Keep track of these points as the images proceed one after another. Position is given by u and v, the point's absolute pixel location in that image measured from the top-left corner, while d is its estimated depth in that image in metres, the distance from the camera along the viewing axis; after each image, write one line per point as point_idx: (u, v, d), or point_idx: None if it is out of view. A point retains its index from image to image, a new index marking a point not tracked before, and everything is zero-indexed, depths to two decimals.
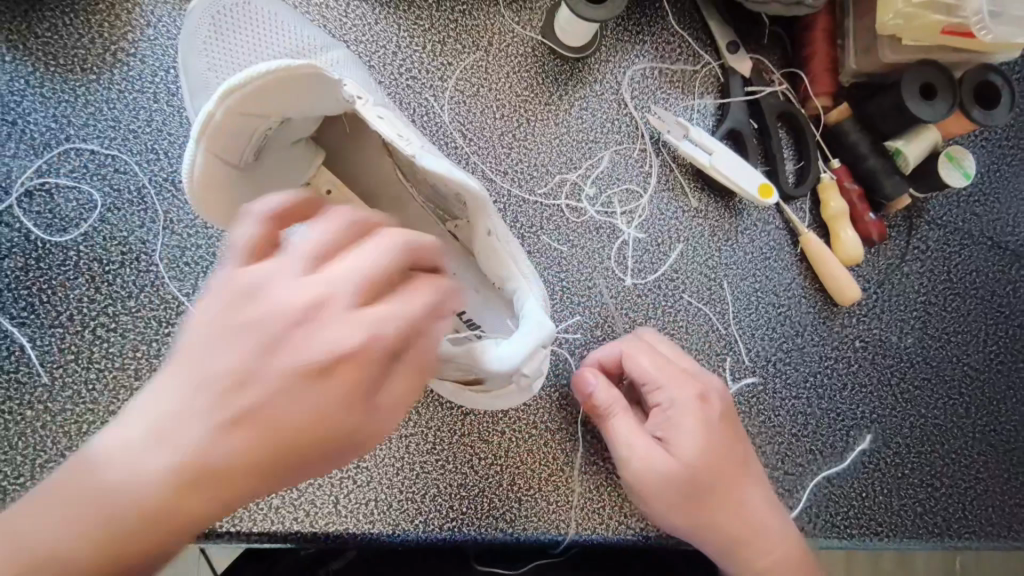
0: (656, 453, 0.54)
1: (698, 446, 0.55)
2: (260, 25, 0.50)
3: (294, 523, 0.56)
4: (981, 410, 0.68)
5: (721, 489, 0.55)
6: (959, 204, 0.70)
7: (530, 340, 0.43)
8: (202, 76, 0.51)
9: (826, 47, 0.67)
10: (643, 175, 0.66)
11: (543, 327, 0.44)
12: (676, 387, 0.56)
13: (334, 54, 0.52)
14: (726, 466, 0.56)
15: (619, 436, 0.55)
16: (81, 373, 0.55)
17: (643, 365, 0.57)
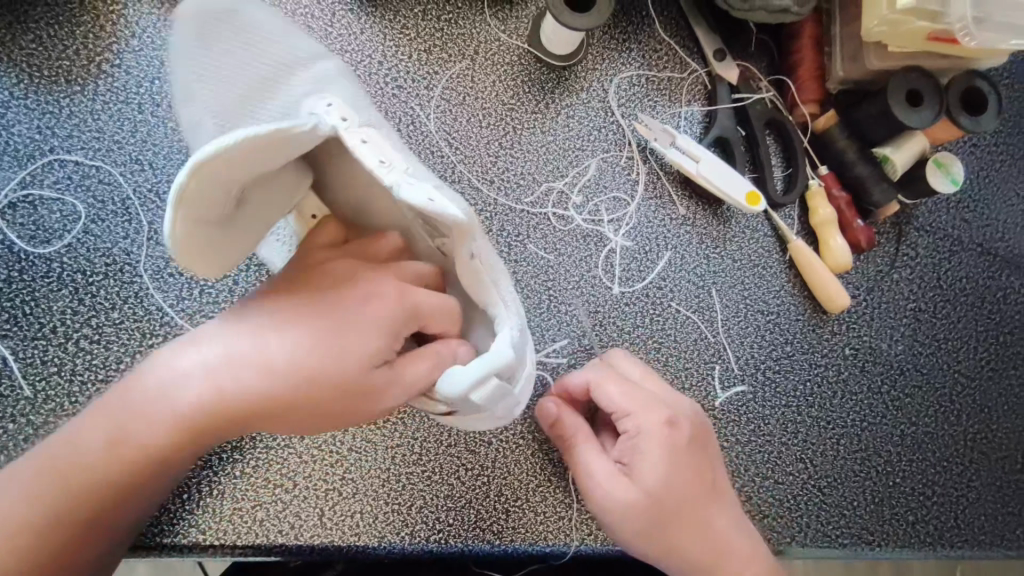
0: (613, 483, 0.54)
1: (662, 475, 0.54)
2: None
3: (279, 536, 0.56)
4: (972, 417, 0.67)
5: (683, 518, 0.55)
6: (948, 211, 0.69)
7: (487, 370, 0.43)
8: None
9: (813, 54, 0.66)
10: (630, 183, 0.65)
11: (503, 357, 0.44)
12: (642, 414, 0.55)
13: (323, 65, 0.47)
14: (687, 493, 0.55)
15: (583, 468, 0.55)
16: (63, 386, 0.54)
17: (615, 394, 0.56)
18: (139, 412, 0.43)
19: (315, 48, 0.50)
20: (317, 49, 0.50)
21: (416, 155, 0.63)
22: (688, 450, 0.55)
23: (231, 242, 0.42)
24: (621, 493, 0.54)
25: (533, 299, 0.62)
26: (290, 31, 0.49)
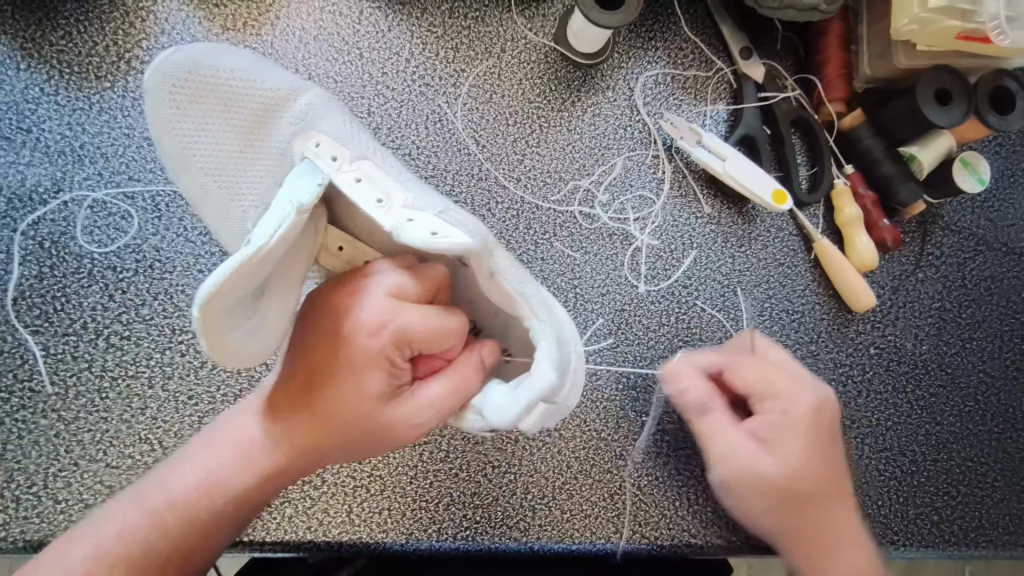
0: (775, 460, 0.53)
1: (801, 458, 0.53)
2: (227, 90, 0.47)
3: (307, 532, 0.56)
4: (997, 417, 0.67)
5: (815, 499, 0.53)
6: (973, 210, 0.69)
7: (527, 398, 0.41)
8: (178, 156, 0.47)
9: (839, 53, 0.66)
10: (656, 181, 0.65)
11: (540, 382, 0.41)
12: (786, 395, 0.54)
13: (306, 102, 0.50)
14: (826, 479, 0.53)
15: (716, 435, 0.54)
16: (94, 382, 0.54)
17: (748, 372, 0.55)
18: (182, 472, 0.47)
19: (290, 79, 0.51)
20: (291, 82, 0.50)
21: (443, 153, 0.63)
22: (828, 436, 0.54)
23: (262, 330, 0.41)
24: (744, 467, 0.53)
25: (560, 297, 0.62)
26: (259, 71, 0.49)
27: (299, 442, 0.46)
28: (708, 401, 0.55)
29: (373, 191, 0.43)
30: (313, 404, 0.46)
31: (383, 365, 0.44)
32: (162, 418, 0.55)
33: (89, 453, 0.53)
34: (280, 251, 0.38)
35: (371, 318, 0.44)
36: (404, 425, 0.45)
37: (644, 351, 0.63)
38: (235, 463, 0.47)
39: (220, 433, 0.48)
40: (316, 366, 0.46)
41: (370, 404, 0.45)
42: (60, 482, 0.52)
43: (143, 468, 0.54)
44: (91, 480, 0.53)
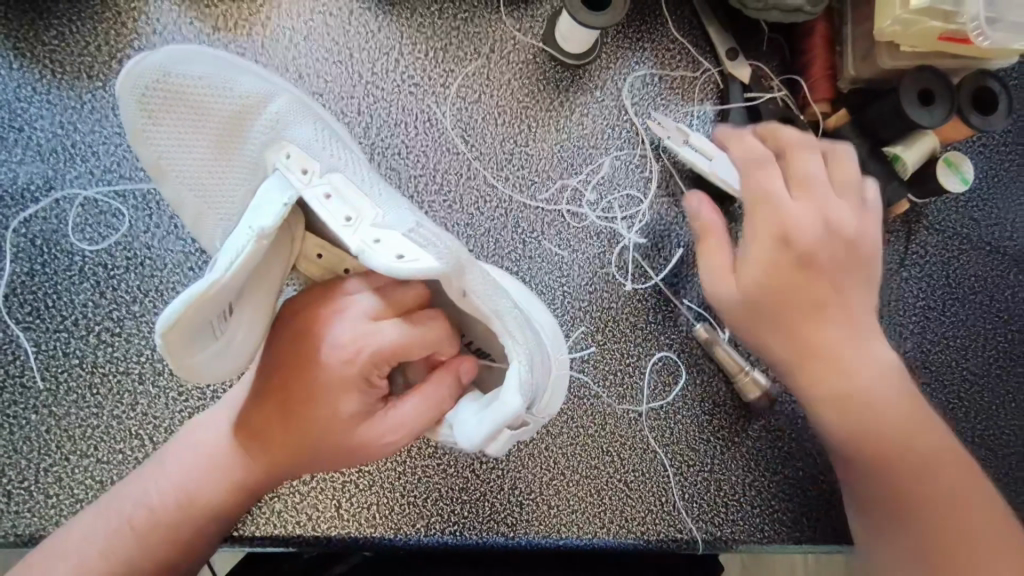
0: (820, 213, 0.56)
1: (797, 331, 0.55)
2: (197, 98, 0.49)
3: (296, 527, 0.57)
4: (980, 414, 0.68)
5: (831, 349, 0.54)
6: (957, 210, 0.70)
7: (492, 424, 0.42)
8: (153, 163, 0.49)
9: (825, 53, 0.67)
10: (644, 180, 0.66)
11: (506, 411, 0.41)
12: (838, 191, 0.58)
13: (279, 105, 0.51)
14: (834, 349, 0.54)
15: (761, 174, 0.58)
16: (85, 378, 0.55)
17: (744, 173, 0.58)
18: (160, 486, 0.48)
19: (264, 82, 0.52)
20: (264, 87, 0.52)
21: (432, 153, 0.63)
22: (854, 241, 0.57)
23: (242, 345, 0.44)
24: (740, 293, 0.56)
25: (548, 295, 0.63)
26: (232, 75, 0.50)
27: (275, 457, 0.48)
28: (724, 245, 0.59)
29: (342, 209, 0.46)
30: (288, 423, 0.47)
31: (359, 386, 0.46)
32: (153, 413, 0.55)
33: (80, 449, 0.54)
34: (245, 274, 0.41)
35: (349, 340, 0.46)
36: (378, 445, 0.47)
37: (631, 348, 0.64)
38: (213, 477, 0.48)
39: (195, 444, 0.49)
40: (293, 387, 0.47)
41: (344, 425, 0.46)
42: (51, 477, 0.53)
43: (134, 463, 0.54)
44: (82, 475, 0.53)
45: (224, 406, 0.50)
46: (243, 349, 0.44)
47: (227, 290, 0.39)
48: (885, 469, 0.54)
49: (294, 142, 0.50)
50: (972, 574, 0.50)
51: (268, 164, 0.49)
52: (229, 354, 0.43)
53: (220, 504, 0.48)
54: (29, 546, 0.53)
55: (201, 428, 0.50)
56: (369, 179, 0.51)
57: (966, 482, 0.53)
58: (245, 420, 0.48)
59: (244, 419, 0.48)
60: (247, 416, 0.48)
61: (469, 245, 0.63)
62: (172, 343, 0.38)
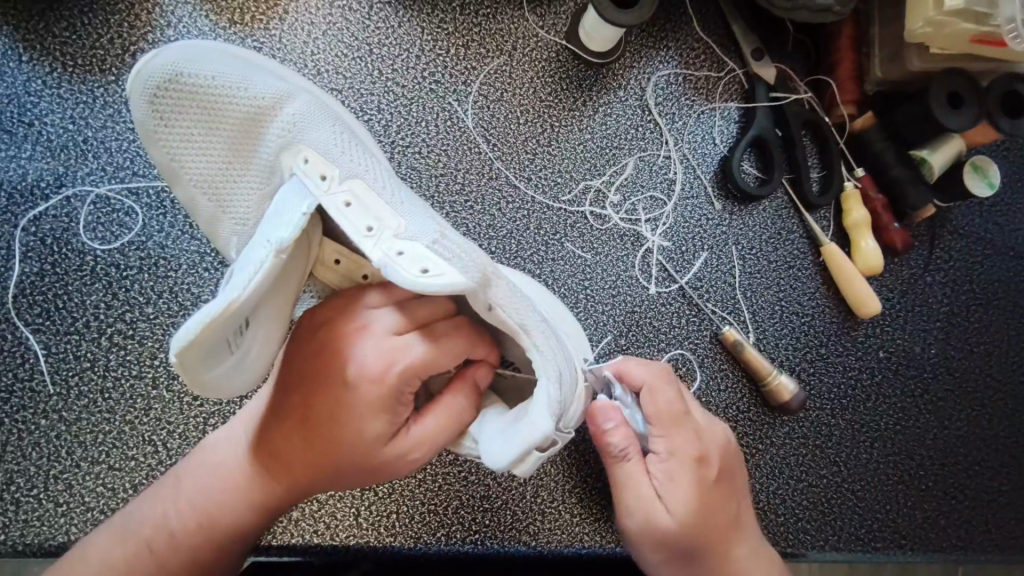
0: (669, 446, 0.51)
1: (694, 509, 0.50)
2: (208, 100, 0.46)
3: (314, 536, 0.56)
4: (1003, 421, 0.67)
5: (720, 540, 0.51)
6: (982, 214, 0.69)
7: (521, 446, 0.40)
8: (167, 166, 0.48)
9: (851, 55, 0.66)
10: (667, 182, 0.65)
11: (536, 432, 0.40)
12: (673, 440, 0.51)
13: (294, 106, 0.48)
14: (724, 513, 0.51)
15: (622, 474, 0.51)
16: (97, 382, 0.53)
17: (643, 487, 0.51)
18: (179, 501, 0.46)
19: (280, 82, 0.49)
20: (279, 86, 0.49)
21: (453, 152, 0.62)
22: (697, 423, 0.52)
23: (256, 358, 0.42)
24: (641, 516, 0.50)
25: (570, 298, 0.62)
26: (245, 76, 0.48)
27: (298, 473, 0.46)
28: (626, 448, 0.51)
29: (364, 217, 0.43)
30: (310, 440, 0.45)
31: (383, 405, 0.44)
32: (167, 419, 0.53)
33: (92, 454, 0.52)
34: (264, 288, 0.39)
35: (371, 357, 0.44)
36: (402, 462, 0.45)
37: (655, 353, 0.62)
38: (234, 498, 0.46)
39: (213, 459, 0.48)
40: (313, 404, 0.45)
41: (368, 443, 0.45)
42: (62, 484, 0.51)
43: (147, 470, 0.53)
44: (94, 482, 0.52)
45: (241, 421, 0.49)
46: (256, 364, 0.42)
47: (245, 307, 0.37)
48: None
49: (311, 147, 0.47)
50: None
51: (286, 168, 0.47)
52: (242, 370, 0.41)
53: (240, 521, 0.47)
54: (39, 556, 0.51)
55: (219, 443, 0.49)
56: (390, 183, 0.48)
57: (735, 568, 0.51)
58: (262, 437, 0.47)
59: (262, 436, 0.47)
60: (265, 433, 0.47)
61: (491, 247, 0.61)
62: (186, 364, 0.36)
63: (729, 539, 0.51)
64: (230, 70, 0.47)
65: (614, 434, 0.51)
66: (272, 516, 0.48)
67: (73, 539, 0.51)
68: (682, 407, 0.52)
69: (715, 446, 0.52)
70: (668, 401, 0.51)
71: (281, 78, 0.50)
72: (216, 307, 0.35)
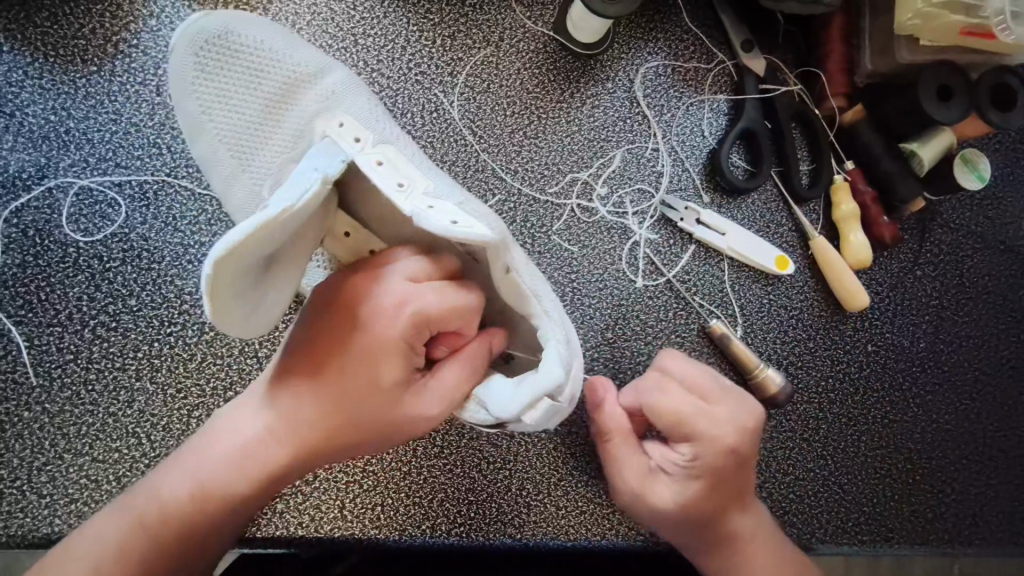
0: (679, 433, 0.52)
1: (697, 492, 0.52)
2: (254, 61, 0.48)
3: (298, 528, 0.56)
4: (991, 415, 0.67)
5: (730, 514, 0.53)
6: (972, 207, 0.69)
7: (532, 394, 0.41)
8: (196, 119, 0.48)
9: (841, 47, 0.65)
10: (655, 175, 0.64)
11: (551, 376, 0.41)
12: (686, 431, 0.52)
13: (332, 80, 0.51)
14: (729, 491, 0.53)
15: (619, 463, 0.54)
16: (80, 374, 0.53)
17: (633, 471, 0.53)
18: (179, 477, 0.45)
19: (319, 55, 0.52)
20: (318, 58, 0.51)
21: (439, 144, 0.61)
22: (695, 412, 0.52)
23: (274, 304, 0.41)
24: (636, 495, 0.53)
25: (556, 291, 0.62)
26: (292, 47, 0.50)
27: (302, 433, 0.44)
28: (619, 425, 0.54)
29: (393, 175, 0.43)
30: (318, 398, 0.44)
31: (393, 352, 0.43)
32: (150, 411, 0.53)
33: (75, 447, 0.52)
34: (300, 217, 0.38)
35: (386, 301, 0.43)
36: (417, 415, 0.44)
37: (641, 346, 0.62)
38: (236, 466, 0.45)
39: (214, 431, 0.46)
40: (321, 361, 0.44)
41: (382, 395, 0.44)
42: (45, 476, 0.51)
43: (130, 463, 0.52)
44: (77, 475, 0.52)
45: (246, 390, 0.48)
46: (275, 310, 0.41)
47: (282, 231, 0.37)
48: None
49: (346, 115, 0.49)
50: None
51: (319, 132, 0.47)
52: (262, 312, 0.40)
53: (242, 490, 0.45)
54: (23, 548, 0.51)
55: (222, 414, 0.48)
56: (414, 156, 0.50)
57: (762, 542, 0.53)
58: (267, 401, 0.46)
59: (267, 400, 0.46)
60: (270, 397, 0.46)
61: None
62: (214, 288, 0.35)
63: (733, 517, 0.53)
64: (278, 41, 0.50)
65: (610, 410, 0.55)
66: (279, 483, 0.46)
67: (57, 531, 0.51)
68: (691, 406, 0.52)
69: (730, 433, 0.52)
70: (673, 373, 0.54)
71: (321, 55, 0.52)
72: (263, 218, 0.34)
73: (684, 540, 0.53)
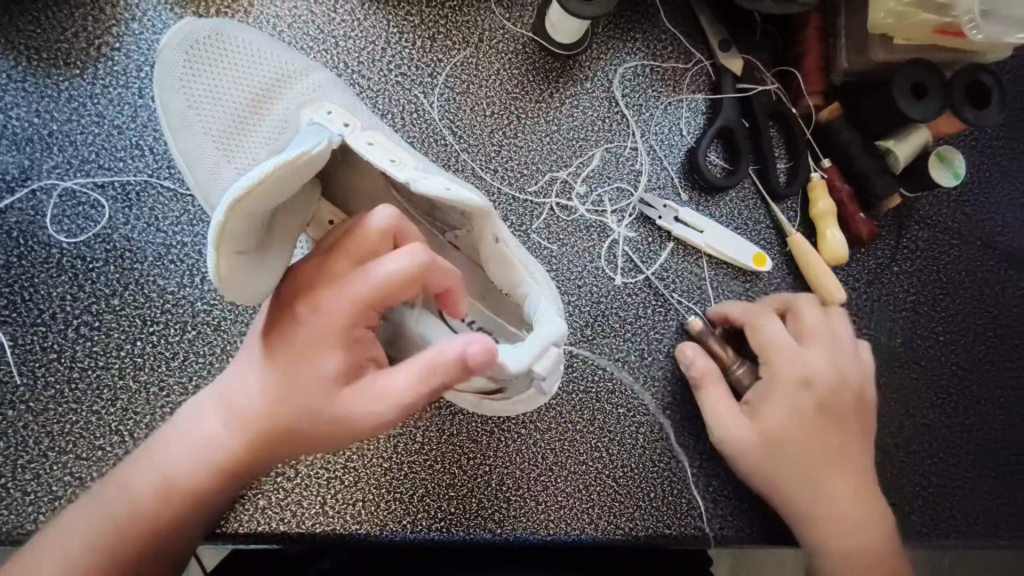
0: (775, 372, 0.58)
1: (783, 425, 0.56)
2: (240, 58, 0.51)
3: (280, 524, 0.56)
4: (968, 409, 0.68)
5: (829, 464, 0.56)
6: (949, 204, 0.70)
7: (541, 342, 0.42)
8: (182, 113, 0.50)
9: (818, 45, 0.66)
10: (634, 173, 0.65)
11: (556, 327, 0.43)
12: (776, 365, 0.58)
13: (316, 78, 0.53)
14: (825, 437, 0.57)
15: (713, 397, 0.59)
16: (64, 373, 0.54)
17: (733, 403, 0.58)
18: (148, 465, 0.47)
19: (301, 59, 0.54)
20: (303, 61, 0.54)
21: (419, 144, 0.62)
22: (820, 345, 0.59)
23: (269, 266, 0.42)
24: (727, 426, 0.57)
25: None
26: (277, 50, 0.53)
27: (265, 419, 0.45)
28: (710, 370, 0.60)
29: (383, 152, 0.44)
30: (278, 385, 0.45)
31: (337, 343, 0.43)
32: (133, 409, 0.54)
33: (59, 445, 0.53)
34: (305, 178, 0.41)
35: (343, 279, 0.43)
36: (365, 408, 0.42)
37: (620, 343, 0.63)
38: (203, 451, 0.46)
39: (188, 419, 0.48)
40: (284, 347, 0.45)
41: (335, 383, 0.43)
42: (29, 474, 0.52)
43: (113, 460, 0.53)
44: (61, 472, 0.53)
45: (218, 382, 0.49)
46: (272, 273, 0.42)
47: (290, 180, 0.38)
48: (822, 527, 0.56)
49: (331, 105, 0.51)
50: (830, 541, 0.55)
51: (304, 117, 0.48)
52: (260, 271, 0.41)
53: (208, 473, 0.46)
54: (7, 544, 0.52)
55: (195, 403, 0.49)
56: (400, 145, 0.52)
57: (863, 505, 0.56)
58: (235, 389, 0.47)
59: (235, 387, 0.47)
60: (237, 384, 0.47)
61: None
62: (223, 237, 0.37)
63: (832, 472, 0.56)
64: (263, 44, 0.52)
65: (697, 354, 0.61)
66: (244, 471, 0.47)
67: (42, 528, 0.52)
68: (790, 340, 0.59)
69: (813, 368, 0.57)
70: (813, 323, 0.60)
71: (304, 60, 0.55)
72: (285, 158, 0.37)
73: (780, 482, 0.56)
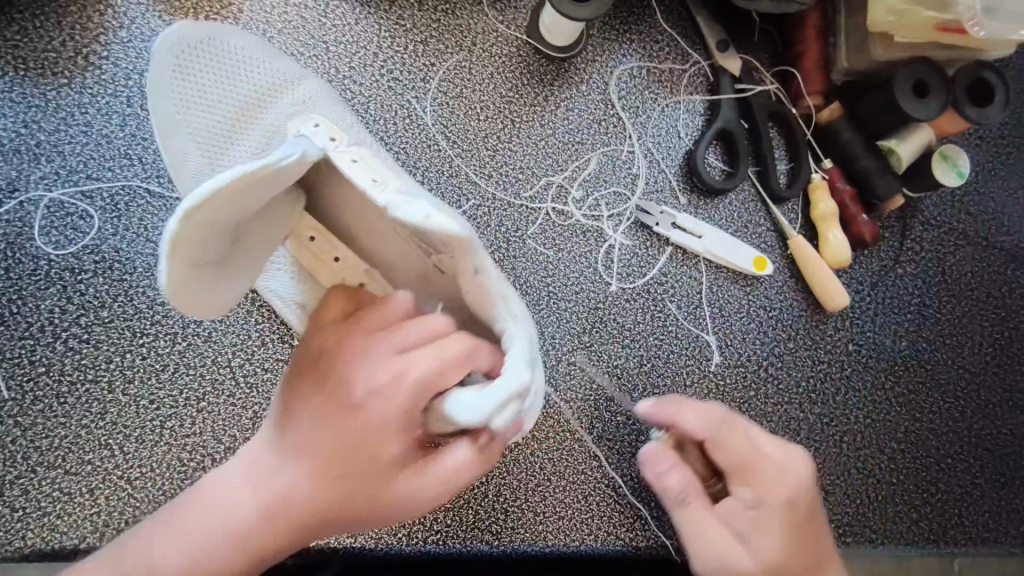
0: (758, 496, 0.51)
1: (777, 552, 0.50)
2: (229, 63, 0.50)
3: None
4: (976, 413, 0.67)
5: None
6: (953, 204, 0.68)
7: (502, 397, 0.37)
8: (169, 118, 0.49)
9: (818, 44, 0.65)
10: (631, 177, 0.64)
11: (522, 377, 0.37)
12: (755, 489, 0.51)
13: (308, 83, 0.52)
14: (808, 558, 0.51)
15: (691, 530, 0.51)
16: (52, 387, 0.53)
17: (722, 536, 0.50)
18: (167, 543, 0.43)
19: (295, 65, 0.54)
20: (296, 66, 0.53)
21: (412, 149, 0.61)
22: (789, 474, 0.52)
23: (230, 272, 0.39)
24: (715, 563, 0.50)
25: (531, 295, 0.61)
26: (268, 54, 0.52)
27: (301, 504, 0.43)
28: (683, 492, 0.51)
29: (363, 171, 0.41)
30: (322, 471, 0.42)
31: (395, 430, 0.41)
32: (122, 422, 0.53)
33: (49, 460, 0.52)
34: (277, 186, 0.38)
35: (387, 372, 0.40)
36: (423, 497, 0.43)
37: (619, 349, 0.62)
38: (230, 535, 0.43)
39: (215, 490, 0.44)
40: (330, 429, 0.42)
41: (386, 472, 0.42)
42: (17, 490, 0.51)
43: (103, 474, 0.52)
44: (49, 487, 0.52)
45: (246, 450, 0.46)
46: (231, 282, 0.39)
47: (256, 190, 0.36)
48: None
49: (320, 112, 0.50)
50: None
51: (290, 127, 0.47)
52: (216, 280, 0.38)
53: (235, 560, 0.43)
54: None
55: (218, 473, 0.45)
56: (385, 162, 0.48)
57: None
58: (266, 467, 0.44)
59: (266, 465, 0.44)
60: (270, 462, 0.44)
61: None
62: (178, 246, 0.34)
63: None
64: (255, 48, 0.52)
65: (671, 476, 0.52)
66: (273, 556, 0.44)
67: (31, 544, 0.51)
68: (751, 450, 0.52)
69: (790, 485, 0.51)
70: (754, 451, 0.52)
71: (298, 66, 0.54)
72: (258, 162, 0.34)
73: None
